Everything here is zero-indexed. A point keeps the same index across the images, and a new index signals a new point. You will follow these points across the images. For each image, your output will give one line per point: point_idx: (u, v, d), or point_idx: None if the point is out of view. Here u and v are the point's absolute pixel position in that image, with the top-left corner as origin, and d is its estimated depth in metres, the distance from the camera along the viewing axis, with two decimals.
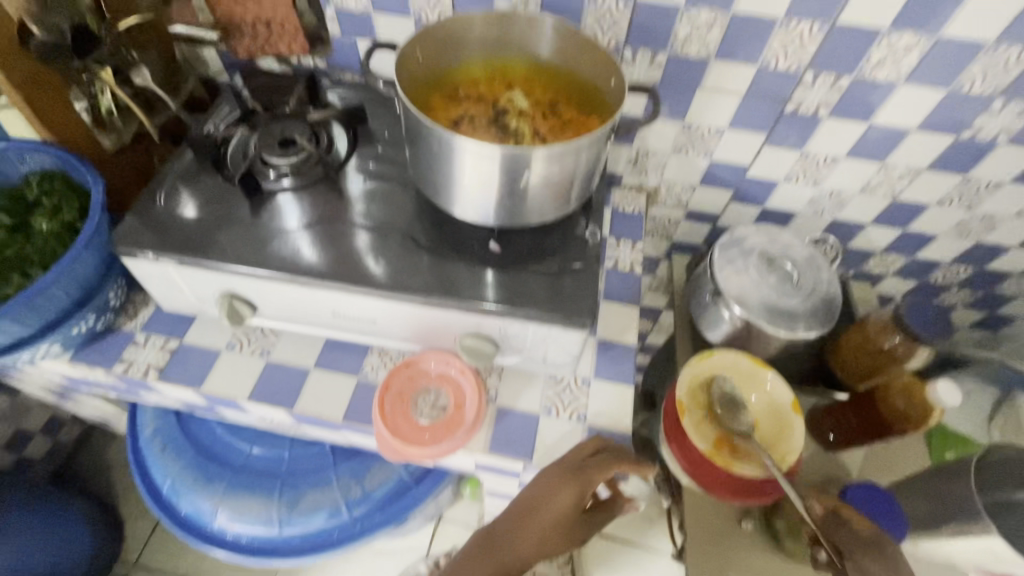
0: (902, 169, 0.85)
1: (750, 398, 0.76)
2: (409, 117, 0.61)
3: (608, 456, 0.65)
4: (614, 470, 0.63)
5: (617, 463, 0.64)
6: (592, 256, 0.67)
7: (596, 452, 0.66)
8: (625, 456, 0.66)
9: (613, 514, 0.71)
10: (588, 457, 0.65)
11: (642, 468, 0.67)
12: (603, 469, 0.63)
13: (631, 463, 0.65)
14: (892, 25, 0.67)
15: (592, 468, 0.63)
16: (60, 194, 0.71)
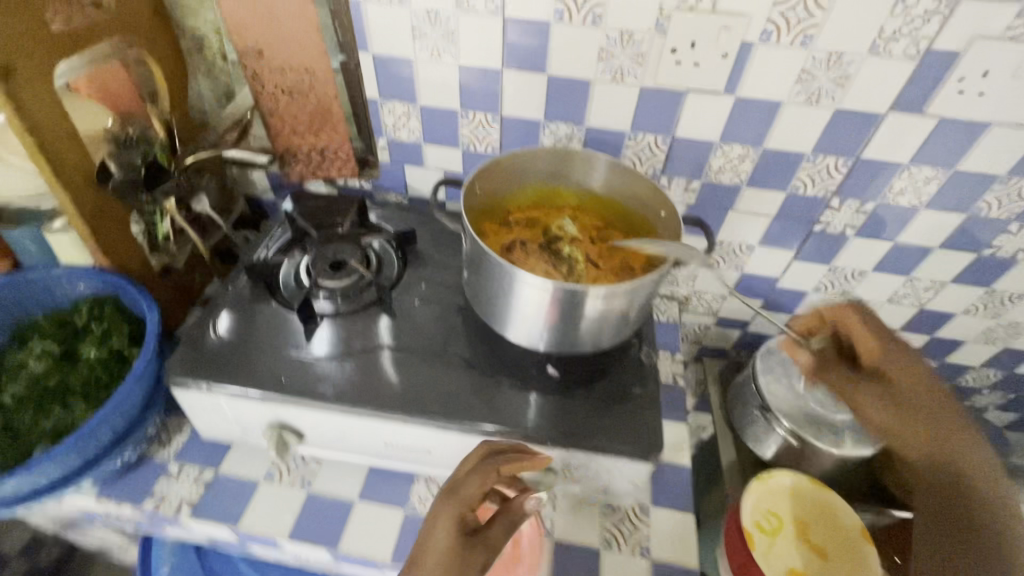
0: (927, 281, 0.88)
1: (812, 525, 0.73)
2: (473, 249, 0.64)
3: (488, 465, 0.57)
4: (487, 481, 0.55)
5: (484, 477, 0.55)
6: (652, 381, 0.69)
7: (481, 460, 0.57)
8: (505, 460, 0.57)
9: (519, 520, 0.55)
10: (472, 471, 0.56)
11: (524, 456, 0.58)
12: (472, 481, 0.55)
13: (515, 463, 0.57)
14: (912, 160, 0.72)
15: (466, 483, 0.55)
16: (109, 321, 0.70)
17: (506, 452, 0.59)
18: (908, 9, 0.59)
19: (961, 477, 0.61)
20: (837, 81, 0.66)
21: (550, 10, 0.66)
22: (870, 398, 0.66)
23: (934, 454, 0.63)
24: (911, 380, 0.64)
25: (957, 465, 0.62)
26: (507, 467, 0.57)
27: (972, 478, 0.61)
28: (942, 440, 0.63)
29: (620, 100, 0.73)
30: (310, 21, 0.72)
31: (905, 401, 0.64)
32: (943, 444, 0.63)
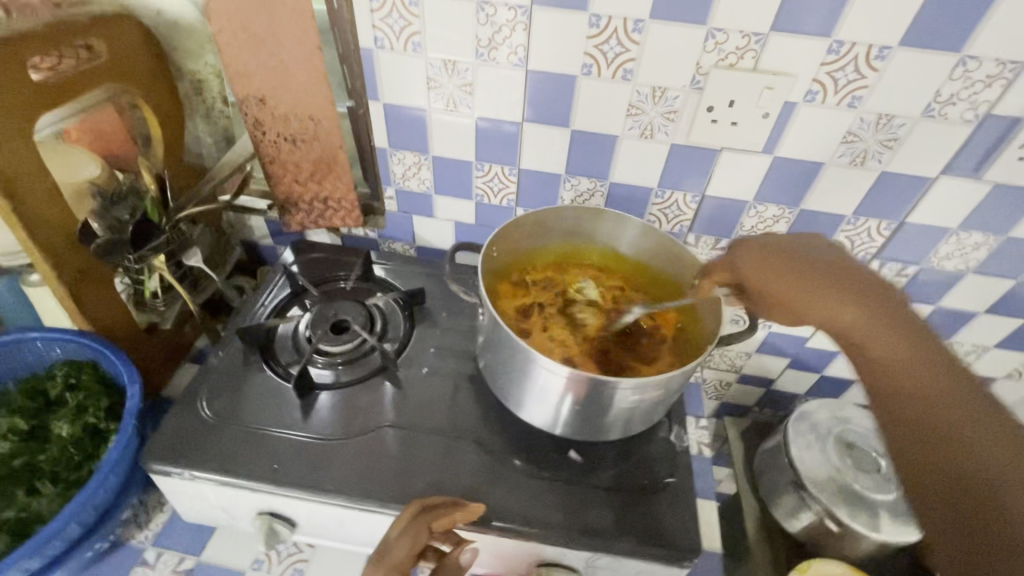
0: (969, 347, 0.82)
1: None
2: (488, 324, 0.59)
3: (422, 523, 0.53)
4: (419, 540, 0.51)
5: (417, 536, 0.51)
6: (684, 468, 0.63)
7: (413, 520, 0.53)
8: (437, 515, 0.53)
9: None
10: (403, 533, 0.52)
11: (455, 508, 0.54)
12: (402, 545, 0.51)
13: (447, 516, 0.53)
14: (960, 225, 0.67)
15: (398, 546, 0.51)
16: (86, 392, 0.64)
17: (447, 505, 0.54)
18: (968, 73, 0.55)
19: (942, 412, 0.42)
20: (885, 144, 0.62)
21: (577, 64, 0.61)
22: (839, 292, 0.47)
23: (972, 455, 0.39)
24: (896, 348, 0.45)
25: (915, 344, 0.45)
26: (440, 522, 0.53)
27: (998, 442, 0.39)
28: (918, 358, 0.44)
29: (648, 156, 0.68)
30: (318, 69, 0.67)
31: (884, 308, 0.46)
32: (927, 354, 0.44)
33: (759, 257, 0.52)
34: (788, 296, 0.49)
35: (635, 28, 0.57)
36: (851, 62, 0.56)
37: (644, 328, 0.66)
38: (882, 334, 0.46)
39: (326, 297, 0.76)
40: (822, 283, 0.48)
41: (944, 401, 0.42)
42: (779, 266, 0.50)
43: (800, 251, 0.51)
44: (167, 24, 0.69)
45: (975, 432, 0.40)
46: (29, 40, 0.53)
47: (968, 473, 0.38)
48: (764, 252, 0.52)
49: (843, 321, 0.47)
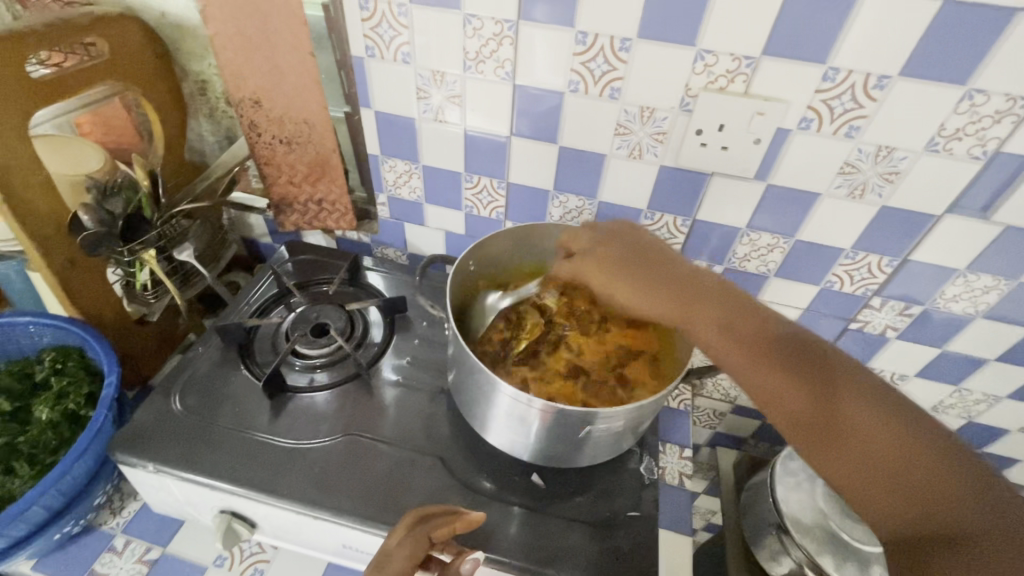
0: (979, 394, 0.76)
1: None
2: (456, 339, 0.59)
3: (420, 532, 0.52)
4: (417, 551, 0.50)
5: (415, 545, 0.51)
6: (649, 502, 0.61)
7: (411, 528, 0.52)
8: (436, 525, 0.52)
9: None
10: (401, 543, 0.51)
11: (455, 517, 0.53)
12: (399, 555, 0.50)
13: (445, 526, 0.52)
14: (968, 267, 0.63)
15: (396, 556, 0.50)
16: (70, 377, 0.66)
17: (447, 515, 0.54)
18: (975, 106, 0.51)
19: (834, 395, 0.45)
20: (886, 177, 0.58)
21: (564, 80, 0.60)
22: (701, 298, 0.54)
23: (876, 437, 0.42)
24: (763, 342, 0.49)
25: (798, 338, 0.49)
26: (439, 531, 0.52)
27: (884, 413, 0.43)
28: (790, 356, 0.48)
29: (637, 177, 0.66)
30: (311, 74, 0.68)
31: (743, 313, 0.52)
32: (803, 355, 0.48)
33: (612, 267, 0.60)
34: (655, 304, 0.56)
35: (621, 46, 0.56)
36: (848, 90, 0.53)
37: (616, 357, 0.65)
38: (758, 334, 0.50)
39: (311, 300, 0.77)
40: (673, 292, 0.55)
41: (837, 382, 0.45)
42: (633, 270, 0.58)
43: (654, 254, 0.59)
44: (171, 26, 0.72)
45: (858, 408, 0.44)
46: (28, 38, 0.55)
47: (874, 452, 0.42)
48: (625, 252, 0.60)
49: (743, 337, 0.50)
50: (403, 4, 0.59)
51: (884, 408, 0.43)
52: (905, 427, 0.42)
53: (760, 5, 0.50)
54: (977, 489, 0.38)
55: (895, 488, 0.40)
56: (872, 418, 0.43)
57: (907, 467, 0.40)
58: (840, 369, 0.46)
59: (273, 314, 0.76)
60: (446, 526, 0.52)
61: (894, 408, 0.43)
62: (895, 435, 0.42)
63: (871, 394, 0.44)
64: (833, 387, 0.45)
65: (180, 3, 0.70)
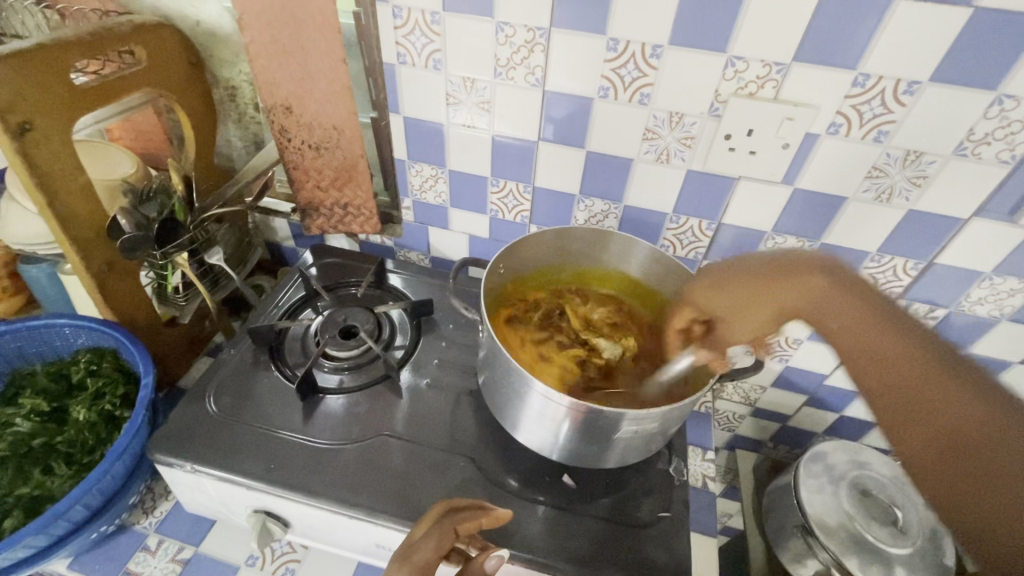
0: None
1: None
2: (488, 341, 0.60)
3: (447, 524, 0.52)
4: (443, 542, 0.50)
5: (442, 537, 0.50)
6: (678, 503, 0.62)
7: (438, 519, 0.53)
8: (462, 518, 0.52)
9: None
10: (428, 534, 0.51)
11: (483, 511, 0.53)
12: (427, 544, 0.50)
13: (472, 520, 0.52)
14: (994, 270, 0.63)
15: (423, 545, 0.50)
16: (106, 378, 0.68)
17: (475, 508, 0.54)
18: (1004, 111, 0.52)
19: (879, 352, 0.42)
20: (913, 181, 0.59)
21: (594, 86, 0.61)
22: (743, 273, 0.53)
23: (924, 391, 0.39)
24: (820, 305, 0.47)
25: (848, 298, 0.46)
26: (465, 525, 0.51)
27: (930, 366, 0.40)
28: (839, 314, 0.46)
29: (663, 181, 0.67)
30: (343, 80, 0.69)
31: (784, 276, 0.50)
32: (854, 314, 0.45)
33: (730, 275, 0.54)
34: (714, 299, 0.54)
35: (653, 53, 0.57)
36: (877, 95, 0.54)
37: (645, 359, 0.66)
38: (817, 301, 0.47)
39: (338, 303, 0.78)
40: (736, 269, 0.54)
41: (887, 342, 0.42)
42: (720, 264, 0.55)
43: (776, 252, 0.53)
44: (204, 33, 0.74)
45: (896, 365, 0.41)
46: (72, 47, 0.56)
47: (915, 404, 0.39)
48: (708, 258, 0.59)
49: (810, 308, 0.48)
50: (437, 12, 0.60)
51: (929, 358, 0.40)
52: (957, 378, 0.38)
53: (792, 12, 0.51)
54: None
55: (944, 442, 0.37)
56: (913, 366, 0.40)
57: (953, 419, 0.37)
58: (889, 325, 0.43)
59: (301, 317, 0.77)
60: (473, 518, 0.52)
61: (944, 360, 0.40)
62: (942, 385, 0.38)
63: (918, 344, 0.41)
64: (877, 341, 0.43)
65: (214, 11, 0.72)
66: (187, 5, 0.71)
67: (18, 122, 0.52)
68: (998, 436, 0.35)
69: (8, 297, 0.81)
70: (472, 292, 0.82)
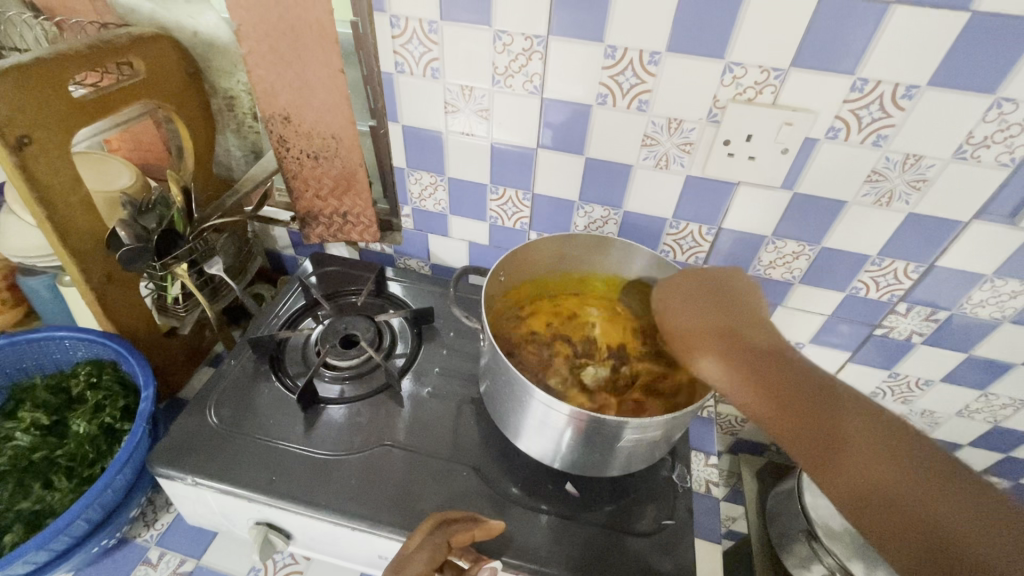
0: (1005, 399, 0.76)
1: None
2: (489, 350, 0.59)
3: (439, 536, 0.52)
4: (436, 554, 0.50)
5: (436, 549, 0.50)
6: (682, 510, 0.61)
7: (431, 530, 0.52)
8: (455, 531, 0.52)
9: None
10: (421, 546, 0.51)
11: (473, 525, 0.54)
12: (420, 557, 0.49)
13: (465, 533, 0.52)
14: (995, 272, 0.63)
15: (415, 557, 0.50)
16: (106, 391, 0.67)
17: (467, 520, 0.54)
18: (1003, 115, 0.52)
19: (838, 433, 0.44)
20: (913, 184, 0.59)
21: (592, 93, 0.61)
22: (709, 331, 0.53)
23: (891, 479, 0.41)
24: (766, 384, 0.48)
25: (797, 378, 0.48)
26: (458, 537, 0.52)
27: (889, 451, 0.42)
28: (785, 395, 0.47)
29: (662, 186, 0.67)
30: (341, 89, 0.69)
31: (739, 351, 0.51)
32: (806, 395, 0.47)
33: (681, 314, 0.56)
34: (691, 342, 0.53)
35: (651, 60, 0.57)
36: (876, 100, 0.54)
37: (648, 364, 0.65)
38: (772, 376, 0.49)
39: (338, 312, 0.78)
40: (699, 332, 0.54)
41: (840, 422, 0.45)
42: (675, 310, 0.57)
43: (715, 284, 0.58)
44: (202, 44, 0.74)
45: (861, 450, 0.43)
46: (70, 59, 0.56)
47: (881, 490, 0.41)
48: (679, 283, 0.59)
49: (757, 388, 0.48)
50: (434, 21, 0.60)
51: (885, 442, 0.43)
52: (914, 463, 0.41)
53: (790, 18, 0.51)
54: (999, 516, 0.38)
55: (920, 534, 0.38)
56: (871, 450, 0.43)
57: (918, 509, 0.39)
58: (838, 405, 0.46)
59: (302, 326, 0.77)
60: (465, 531, 0.53)
61: (897, 443, 0.43)
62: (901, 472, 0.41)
63: (874, 426, 0.44)
64: (831, 420, 0.45)
65: (212, 21, 0.72)
66: (184, 15, 0.72)
67: (17, 135, 0.52)
68: (967, 526, 0.38)
69: (7, 309, 0.80)
70: (472, 299, 0.82)
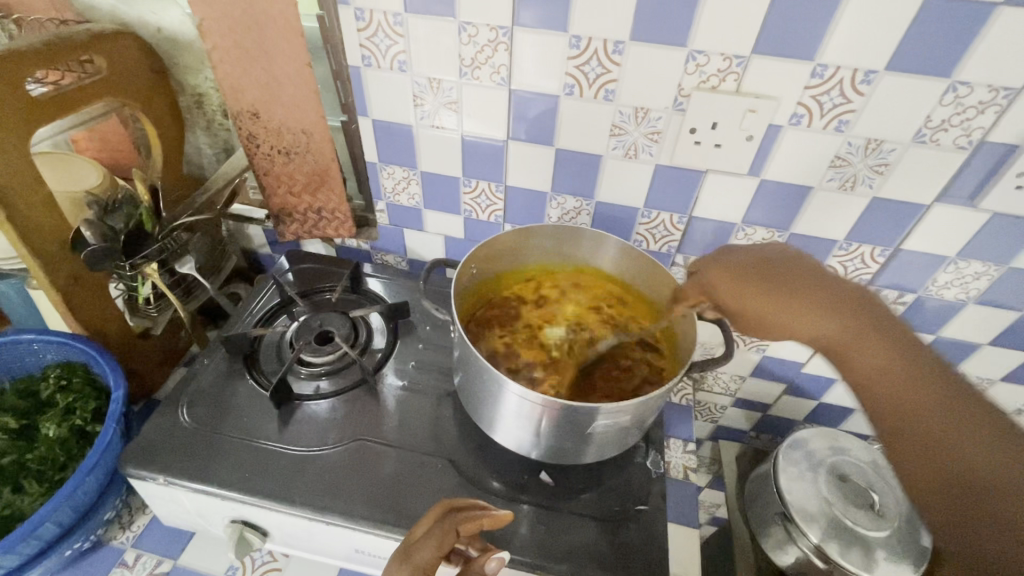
0: (974, 378, 0.78)
1: None
2: (461, 342, 0.59)
3: (447, 524, 0.51)
4: (444, 541, 0.49)
5: (443, 536, 0.50)
6: (656, 496, 0.62)
7: (438, 520, 0.52)
8: (463, 518, 0.51)
9: None
10: (429, 533, 0.50)
11: (484, 513, 0.52)
12: (426, 545, 0.49)
13: (473, 521, 0.51)
14: (959, 254, 0.64)
15: (423, 545, 0.49)
16: (77, 393, 0.66)
17: (479, 508, 0.53)
18: (959, 98, 0.53)
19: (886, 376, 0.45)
20: (876, 169, 0.60)
21: (559, 84, 0.61)
22: (763, 281, 0.51)
23: (933, 419, 0.42)
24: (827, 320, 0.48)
25: (860, 319, 0.47)
26: (466, 526, 0.51)
27: (938, 397, 0.43)
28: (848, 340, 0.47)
29: (633, 177, 0.68)
30: (309, 84, 0.68)
31: (804, 294, 0.49)
32: (869, 335, 0.46)
33: (727, 274, 0.53)
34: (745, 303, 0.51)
35: (615, 49, 0.57)
36: (836, 86, 0.55)
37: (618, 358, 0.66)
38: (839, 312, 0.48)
39: (314, 308, 0.77)
40: (746, 279, 0.52)
41: (886, 366, 0.45)
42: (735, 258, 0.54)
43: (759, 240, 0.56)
44: (167, 41, 0.73)
45: (901, 391, 0.44)
46: (27, 57, 0.55)
47: (916, 427, 0.42)
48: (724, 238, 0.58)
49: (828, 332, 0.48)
50: (399, 13, 0.60)
51: (935, 388, 0.43)
52: (962, 410, 0.41)
53: (748, 5, 0.51)
54: None
55: (937, 463, 0.40)
56: (917, 392, 0.43)
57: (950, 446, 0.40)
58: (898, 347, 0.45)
59: (276, 324, 0.76)
60: (473, 518, 0.51)
61: (956, 391, 0.43)
62: (946, 413, 0.42)
63: (928, 372, 0.44)
64: (875, 359, 0.46)
65: (175, 18, 0.71)
66: (147, 11, 0.71)
67: None
68: (1007, 464, 0.38)
69: None
70: (448, 293, 0.82)
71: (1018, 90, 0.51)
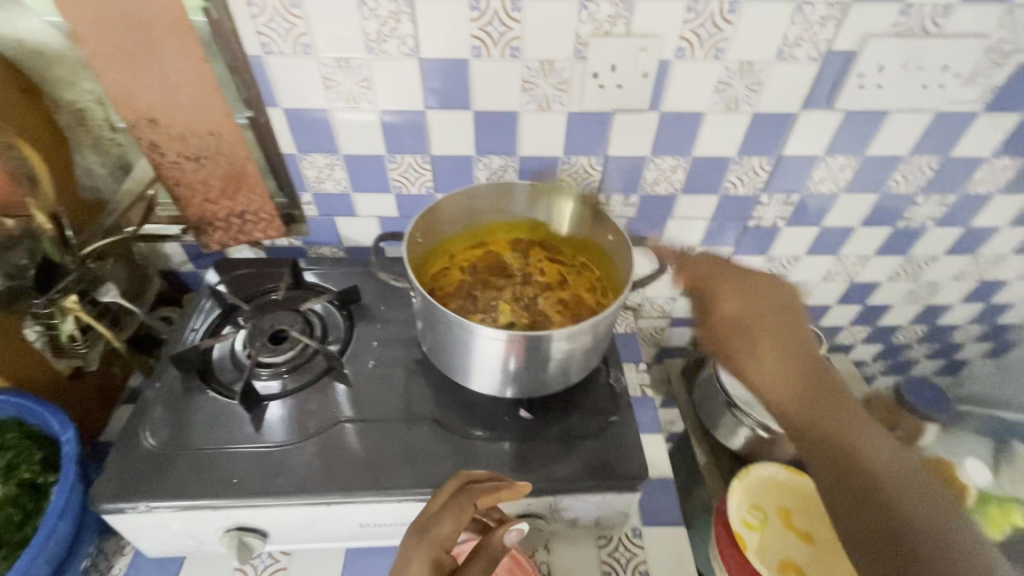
0: (855, 257, 0.92)
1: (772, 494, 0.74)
2: (424, 305, 0.62)
3: (463, 500, 0.54)
4: (461, 516, 0.53)
5: (459, 511, 0.53)
6: (624, 406, 0.69)
7: (455, 494, 0.55)
8: (480, 491, 0.54)
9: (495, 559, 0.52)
10: (445, 508, 0.54)
11: (501, 484, 0.55)
12: (444, 520, 0.52)
13: (490, 494, 0.54)
14: (826, 152, 0.76)
15: (440, 521, 0.52)
16: (16, 448, 0.61)
17: (495, 480, 0.56)
18: (806, 16, 0.62)
19: (841, 436, 0.53)
20: (752, 88, 0.69)
21: (467, 48, 0.64)
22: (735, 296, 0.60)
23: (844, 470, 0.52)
24: (781, 393, 0.56)
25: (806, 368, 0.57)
26: (484, 498, 0.54)
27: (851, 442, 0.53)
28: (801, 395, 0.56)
29: (549, 127, 0.72)
30: (208, 81, 0.66)
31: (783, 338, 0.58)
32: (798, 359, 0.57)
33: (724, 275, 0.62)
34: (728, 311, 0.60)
35: (514, 7, 0.61)
36: (708, 18, 0.62)
37: (566, 309, 0.71)
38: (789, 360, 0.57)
39: (260, 310, 0.76)
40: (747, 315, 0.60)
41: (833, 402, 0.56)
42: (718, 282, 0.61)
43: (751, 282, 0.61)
44: (32, 54, 0.66)
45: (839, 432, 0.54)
46: None
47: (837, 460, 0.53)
48: (714, 266, 0.63)
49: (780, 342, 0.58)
50: None
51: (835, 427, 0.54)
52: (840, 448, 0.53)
53: None
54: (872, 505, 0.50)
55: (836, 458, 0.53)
56: (845, 432, 0.53)
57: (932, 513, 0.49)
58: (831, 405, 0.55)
59: (224, 334, 0.74)
60: (499, 489, 0.55)
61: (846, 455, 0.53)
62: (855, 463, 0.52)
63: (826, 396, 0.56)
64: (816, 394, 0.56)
65: (34, 26, 0.64)
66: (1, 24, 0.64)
67: None
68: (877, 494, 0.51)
69: None
70: (394, 271, 0.83)
71: (849, 4, 0.61)
